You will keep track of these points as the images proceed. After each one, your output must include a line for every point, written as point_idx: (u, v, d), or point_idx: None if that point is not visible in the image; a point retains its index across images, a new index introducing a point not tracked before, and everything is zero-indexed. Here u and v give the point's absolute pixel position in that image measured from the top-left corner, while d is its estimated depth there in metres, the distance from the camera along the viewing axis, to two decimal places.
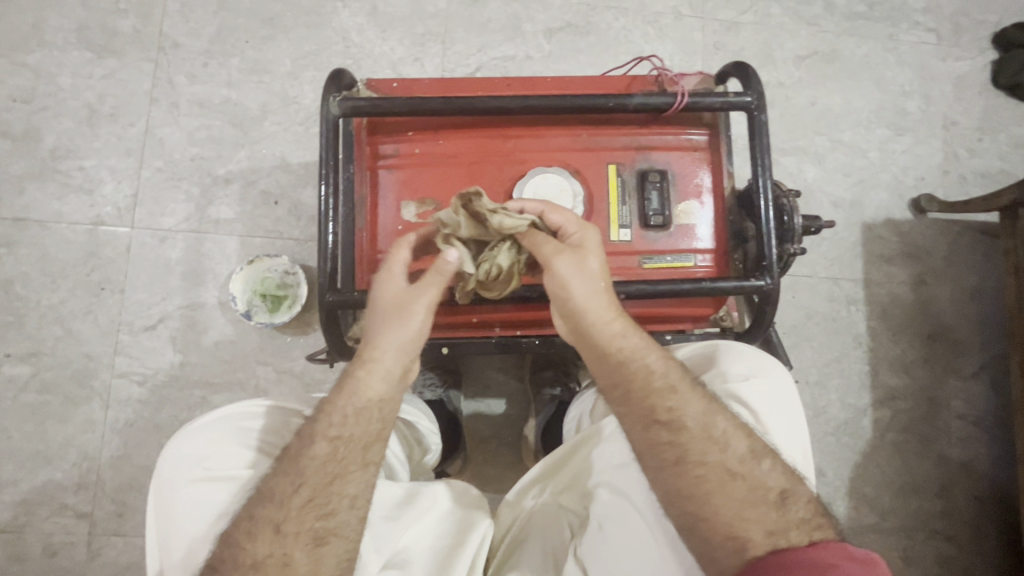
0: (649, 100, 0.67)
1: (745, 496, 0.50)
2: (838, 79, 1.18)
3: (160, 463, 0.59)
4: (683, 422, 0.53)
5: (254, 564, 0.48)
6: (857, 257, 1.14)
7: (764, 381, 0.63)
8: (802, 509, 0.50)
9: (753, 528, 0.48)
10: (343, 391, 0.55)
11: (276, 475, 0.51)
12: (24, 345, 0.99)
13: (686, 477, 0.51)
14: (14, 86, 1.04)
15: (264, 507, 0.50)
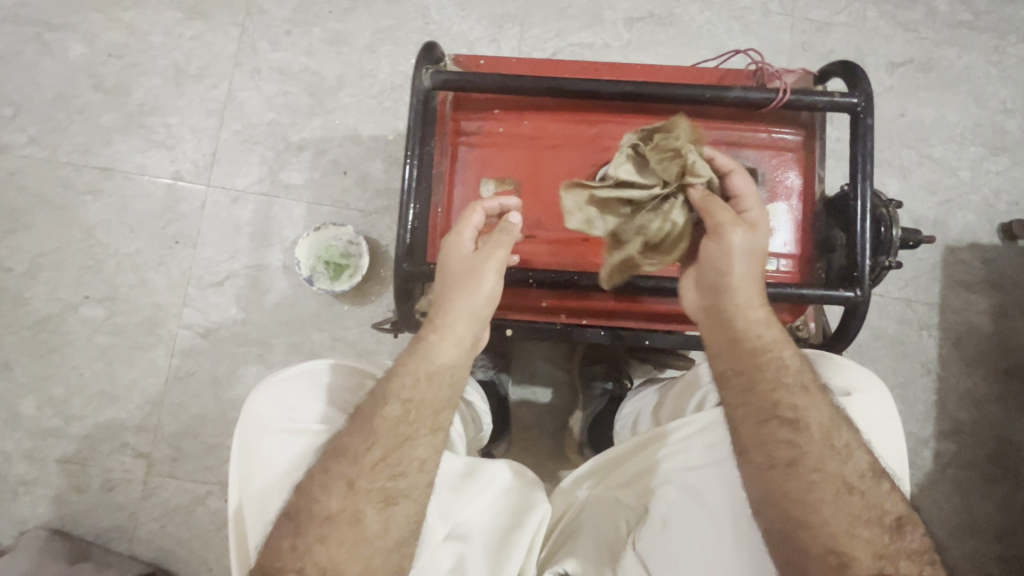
0: (748, 94, 0.64)
1: (857, 516, 0.48)
2: (933, 91, 1.11)
3: (245, 412, 0.63)
4: (809, 424, 0.51)
5: (325, 518, 0.49)
6: (935, 280, 1.08)
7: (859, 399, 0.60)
8: (911, 541, 0.48)
9: (860, 546, 0.47)
10: (414, 355, 0.55)
11: (351, 434, 0.52)
12: (101, 289, 1.04)
13: (799, 481, 0.49)
14: (110, 41, 1.09)
15: (338, 463, 0.51)
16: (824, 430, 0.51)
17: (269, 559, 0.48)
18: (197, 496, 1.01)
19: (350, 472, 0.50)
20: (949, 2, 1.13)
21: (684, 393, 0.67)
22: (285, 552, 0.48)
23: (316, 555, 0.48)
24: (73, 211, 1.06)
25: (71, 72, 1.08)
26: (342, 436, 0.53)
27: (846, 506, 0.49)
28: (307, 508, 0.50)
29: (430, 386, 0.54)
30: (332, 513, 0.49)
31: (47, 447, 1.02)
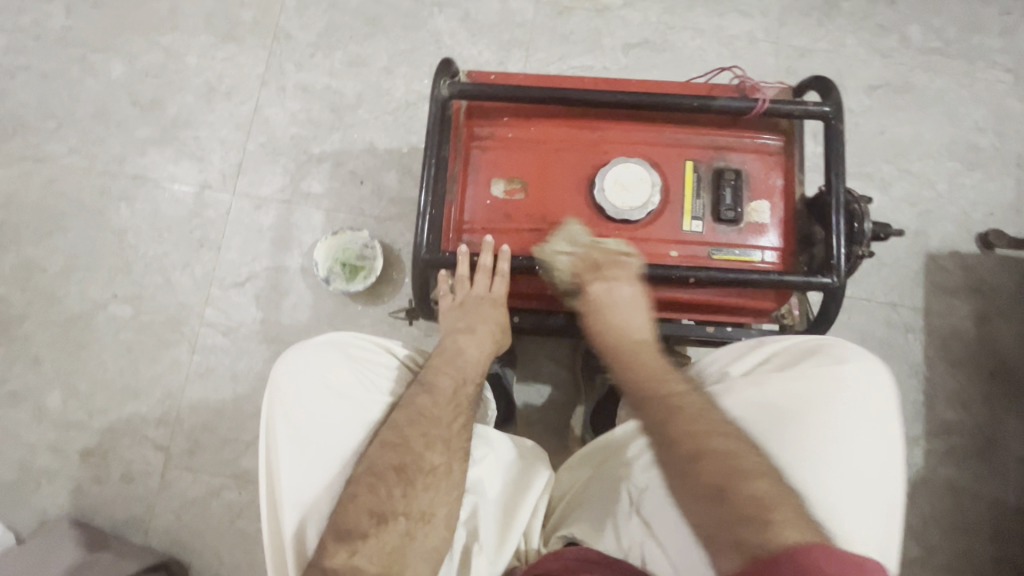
0: (731, 103, 0.72)
1: (714, 504, 0.52)
2: (909, 111, 1.20)
3: (275, 381, 0.67)
4: (675, 433, 0.58)
5: (429, 469, 0.61)
6: (918, 286, 1.14)
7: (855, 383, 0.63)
8: (791, 531, 0.47)
9: (716, 535, 0.50)
10: (447, 354, 0.71)
11: (435, 403, 0.65)
12: (130, 289, 1.10)
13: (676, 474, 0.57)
14: (149, 61, 1.18)
15: (434, 428, 0.63)
16: (689, 433, 0.57)
17: (376, 501, 0.58)
18: (212, 489, 1.04)
19: (446, 435, 0.64)
20: (921, 31, 1.22)
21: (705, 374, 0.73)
22: (389, 496, 0.59)
23: (415, 499, 0.60)
24: (107, 216, 1.13)
25: (112, 90, 1.17)
26: (426, 405, 0.65)
27: (710, 499, 0.52)
28: (411, 462, 0.61)
29: (467, 378, 0.70)
30: (432, 466, 0.61)
31: (70, 439, 1.06)
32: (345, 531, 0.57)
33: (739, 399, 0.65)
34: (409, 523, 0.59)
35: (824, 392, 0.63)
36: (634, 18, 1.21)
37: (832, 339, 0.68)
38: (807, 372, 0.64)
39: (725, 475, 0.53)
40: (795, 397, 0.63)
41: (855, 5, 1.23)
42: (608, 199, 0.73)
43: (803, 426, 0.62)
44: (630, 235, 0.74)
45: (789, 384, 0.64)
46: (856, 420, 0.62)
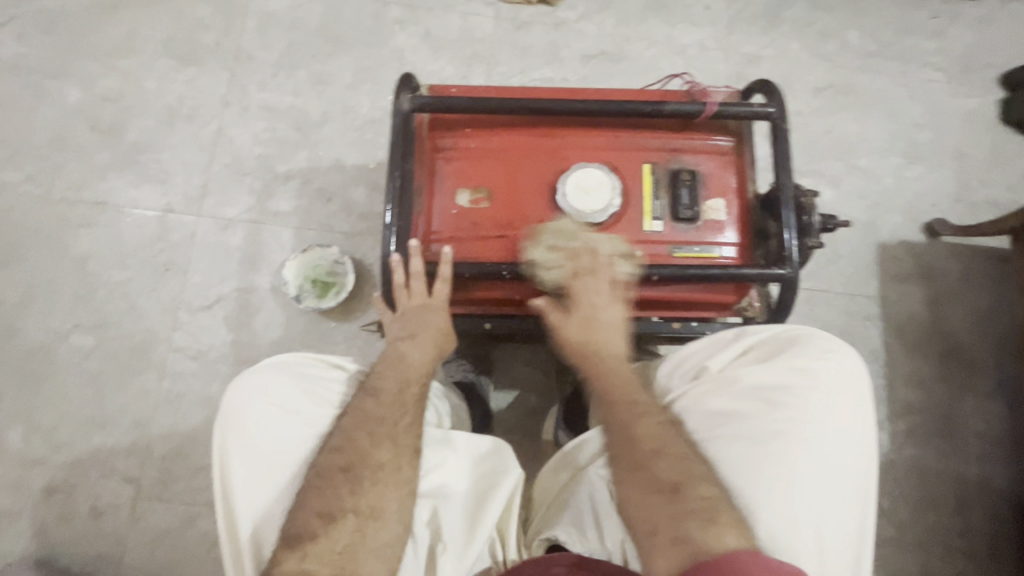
0: (682, 107, 0.75)
1: (668, 501, 0.58)
2: (853, 110, 1.26)
3: (230, 402, 0.66)
4: (636, 432, 0.62)
5: (376, 467, 0.62)
6: (873, 275, 1.20)
7: (830, 363, 0.67)
8: (728, 536, 0.55)
9: (663, 528, 0.57)
10: (391, 362, 0.70)
11: (380, 403, 0.65)
12: (93, 317, 1.08)
13: (640, 480, 0.60)
14: (107, 86, 1.17)
15: (379, 427, 0.64)
16: (658, 439, 0.62)
17: (324, 502, 0.59)
18: (186, 518, 1.01)
19: (389, 431, 0.64)
20: (859, 36, 1.30)
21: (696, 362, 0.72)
22: (337, 497, 0.60)
23: (362, 497, 0.60)
24: (67, 244, 1.10)
25: (69, 116, 1.15)
26: (371, 408, 0.65)
27: (666, 497, 0.58)
28: (358, 463, 0.61)
29: (412, 383, 0.69)
30: (378, 464, 0.62)
31: (32, 476, 1.02)
32: (293, 536, 0.58)
33: (725, 396, 0.67)
34: (356, 522, 0.59)
35: (804, 386, 0.65)
36: (591, 30, 1.25)
37: (803, 329, 0.71)
38: (784, 368, 0.67)
39: (680, 478, 0.59)
40: (775, 392, 0.65)
41: (798, 13, 1.30)
42: (571, 203, 0.75)
43: (784, 417, 0.64)
44: (594, 237, 0.76)
45: (769, 380, 0.66)
46: (831, 409, 0.65)
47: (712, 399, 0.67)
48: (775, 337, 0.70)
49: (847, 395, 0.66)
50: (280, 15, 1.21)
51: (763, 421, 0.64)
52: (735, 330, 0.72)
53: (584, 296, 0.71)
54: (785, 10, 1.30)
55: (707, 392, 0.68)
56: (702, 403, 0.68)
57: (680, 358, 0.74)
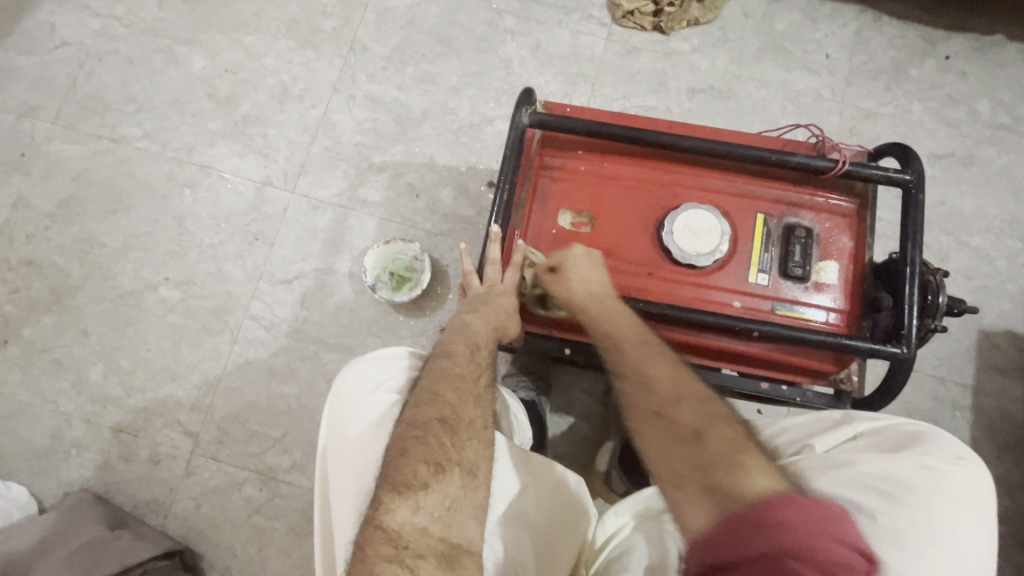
0: (810, 161, 0.71)
1: (685, 449, 0.51)
2: (972, 183, 1.18)
3: (335, 395, 0.68)
4: (649, 378, 0.58)
5: (468, 422, 0.62)
6: (970, 361, 1.11)
7: (963, 470, 0.61)
8: (760, 478, 0.45)
9: (687, 476, 0.48)
10: (459, 333, 0.69)
11: (457, 363, 0.66)
12: (182, 273, 1.13)
13: (658, 443, 0.53)
14: (229, 59, 1.23)
15: (462, 384, 0.64)
16: (672, 383, 0.57)
17: (428, 451, 0.57)
18: (234, 481, 1.04)
19: (471, 388, 0.64)
20: (990, 105, 1.21)
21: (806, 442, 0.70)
22: (440, 448, 0.58)
23: (462, 451, 0.60)
24: (170, 201, 1.16)
25: (191, 82, 1.22)
26: (449, 366, 0.65)
27: (685, 445, 0.51)
28: (451, 416, 0.61)
29: (484, 350, 0.69)
30: (468, 419, 0.62)
31: (104, 414, 1.08)
32: (400, 482, 0.54)
33: (836, 476, 0.63)
34: (462, 482, 0.58)
35: (932, 485, 0.59)
36: (702, 64, 1.23)
37: (927, 427, 0.66)
38: (914, 461, 0.61)
39: (700, 423, 0.52)
40: (898, 481, 0.60)
41: (925, 73, 1.23)
42: (676, 242, 0.73)
43: (912, 513, 0.58)
44: (694, 280, 0.74)
45: (892, 469, 0.61)
46: (965, 518, 0.58)
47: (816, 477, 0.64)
48: (899, 430, 0.66)
49: (974, 510, 0.59)
50: (398, 12, 1.25)
51: (889, 513, 0.58)
52: (842, 413, 0.71)
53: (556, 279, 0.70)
54: (911, 68, 1.23)
55: (813, 468, 0.65)
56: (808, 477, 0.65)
57: (789, 431, 0.73)
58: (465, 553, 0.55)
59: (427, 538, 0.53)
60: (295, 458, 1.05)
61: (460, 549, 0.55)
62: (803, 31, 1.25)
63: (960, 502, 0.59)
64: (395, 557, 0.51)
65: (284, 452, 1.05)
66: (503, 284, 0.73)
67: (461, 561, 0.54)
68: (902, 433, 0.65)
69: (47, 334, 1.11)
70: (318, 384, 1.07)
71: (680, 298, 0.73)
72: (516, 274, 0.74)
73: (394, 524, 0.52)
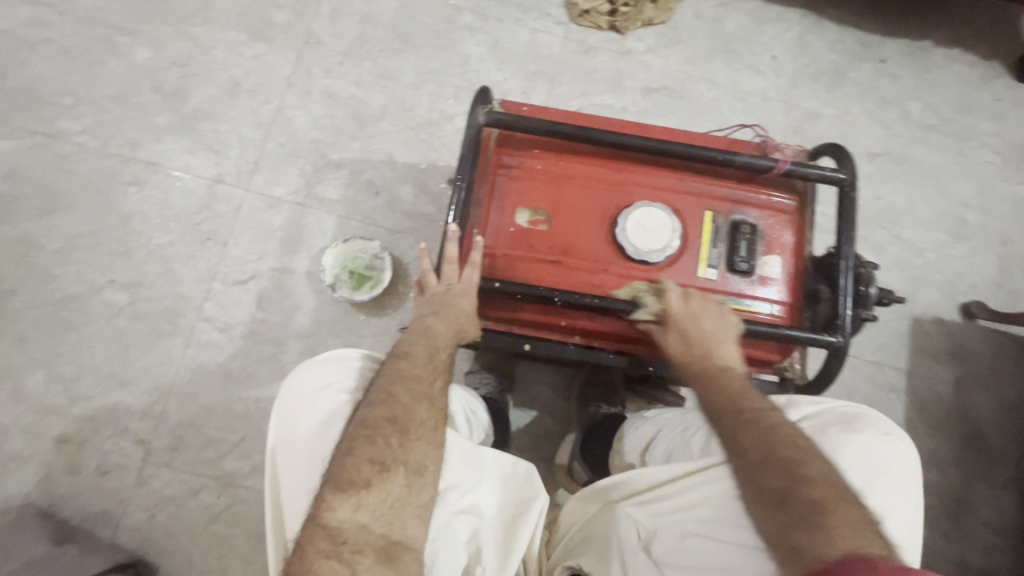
0: (754, 161, 0.75)
1: (777, 511, 0.55)
2: (904, 180, 1.26)
3: (285, 392, 0.68)
4: (737, 446, 0.60)
5: (420, 424, 0.62)
6: (903, 347, 1.19)
7: (891, 447, 0.66)
8: (842, 537, 0.50)
9: (779, 543, 0.54)
10: (416, 334, 0.71)
11: (414, 365, 0.67)
12: (130, 275, 1.08)
13: (760, 496, 0.57)
14: (176, 51, 1.18)
15: (416, 386, 0.65)
16: (761, 443, 0.59)
17: (377, 451, 0.58)
18: (190, 489, 1.01)
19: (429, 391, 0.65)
20: (921, 107, 1.30)
21: None
22: (388, 447, 0.59)
23: (410, 450, 0.60)
24: (115, 200, 1.11)
25: (135, 74, 1.17)
26: (404, 367, 0.66)
27: (774, 506, 0.55)
28: (402, 416, 0.61)
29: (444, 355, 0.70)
30: (420, 420, 0.62)
31: (46, 424, 1.02)
32: (343, 480, 0.56)
33: None
34: (409, 480, 0.58)
35: (861, 463, 0.64)
36: (657, 64, 1.26)
37: (865, 407, 0.69)
38: (847, 441, 0.65)
39: (783, 483, 0.56)
40: (828, 461, 0.64)
41: (863, 76, 1.30)
42: (629, 239, 0.75)
43: None
44: (646, 276, 0.76)
45: (823, 450, 0.65)
46: (889, 489, 0.64)
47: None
48: (838, 413, 0.69)
49: (899, 483, 0.65)
50: (354, 6, 1.23)
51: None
52: (787, 398, 0.74)
53: (694, 316, 0.71)
54: (850, 71, 1.30)
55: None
56: None
57: None
58: (406, 552, 0.55)
59: (367, 535, 0.55)
60: (254, 462, 1.03)
61: (400, 547, 0.56)
62: (752, 33, 1.30)
63: (885, 477, 0.64)
64: (335, 555, 0.53)
65: (243, 457, 1.03)
66: (459, 284, 0.73)
67: (401, 559, 0.55)
68: (841, 415, 0.68)
69: None
70: (277, 385, 1.05)
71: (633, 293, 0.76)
72: (475, 271, 0.72)
73: (334, 523, 0.54)
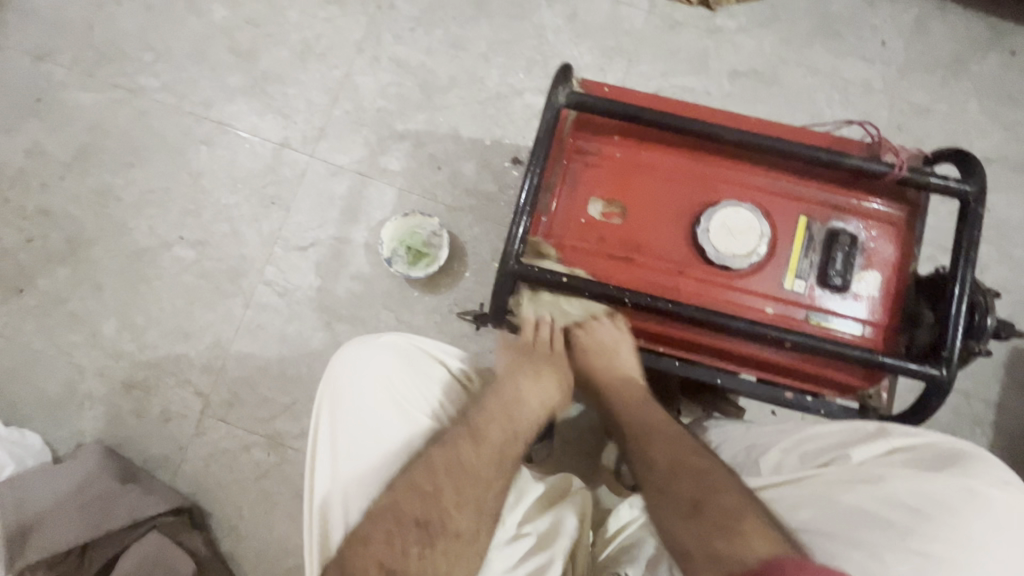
0: (864, 164, 0.67)
1: (692, 519, 0.59)
2: (1022, 192, 1.12)
3: (329, 375, 0.71)
4: (653, 458, 0.66)
5: (452, 507, 0.61)
6: (997, 378, 1.07)
7: (1006, 498, 0.60)
8: (756, 542, 0.53)
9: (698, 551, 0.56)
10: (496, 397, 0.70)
11: (479, 454, 0.65)
12: (197, 234, 1.11)
13: (680, 525, 0.59)
14: (251, 10, 1.18)
15: (473, 478, 0.63)
16: (670, 469, 0.64)
17: (392, 526, 0.59)
18: (244, 444, 1.05)
19: (511, 419, 0.69)
20: None
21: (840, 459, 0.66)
22: (414, 534, 0.59)
23: (438, 542, 0.59)
24: (187, 158, 1.14)
25: (211, 33, 1.17)
26: (470, 451, 0.65)
27: (689, 516, 0.59)
28: (435, 511, 0.61)
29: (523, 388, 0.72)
30: (462, 519, 0.61)
31: (117, 368, 1.08)
32: (364, 558, 0.57)
33: (864, 491, 0.62)
34: (460, 526, 0.61)
35: (972, 508, 0.58)
36: (748, 46, 1.15)
37: (969, 446, 0.65)
38: (957, 483, 0.60)
39: (697, 495, 0.60)
40: (932, 501, 0.59)
41: (987, 69, 1.15)
42: (711, 241, 0.69)
43: (945, 533, 0.57)
44: (725, 282, 0.70)
45: (928, 490, 0.60)
46: (1007, 547, 0.57)
47: (846, 492, 0.62)
48: (938, 452, 0.64)
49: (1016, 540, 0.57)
50: None
51: (920, 531, 0.57)
52: (877, 425, 0.69)
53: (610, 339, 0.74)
54: (973, 62, 1.15)
55: (841, 481, 0.64)
56: (829, 492, 0.63)
57: (810, 435, 0.70)
58: None
59: None
60: (304, 425, 1.05)
61: None
62: (860, 15, 1.16)
63: (1000, 532, 0.58)
64: None
65: (293, 420, 1.05)
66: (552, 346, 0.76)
67: None
68: (943, 455, 0.64)
69: (61, 286, 1.10)
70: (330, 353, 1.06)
71: (711, 299, 0.70)
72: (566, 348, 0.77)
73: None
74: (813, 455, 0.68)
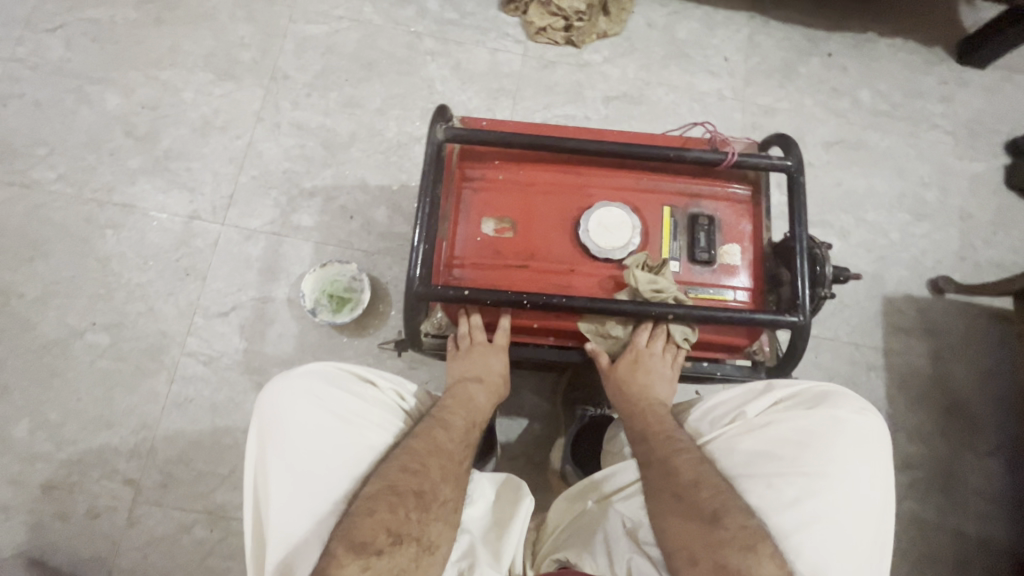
0: (703, 155, 0.78)
1: (706, 531, 0.61)
2: (861, 165, 1.31)
3: (259, 427, 0.70)
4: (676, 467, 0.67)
5: (440, 501, 0.65)
6: (878, 326, 1.21)
7: (862, 418, 0.70)
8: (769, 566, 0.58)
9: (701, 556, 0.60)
10: (456, 401, 0.78)
11: (450, 437, 0.72)
12: (110, 316, 1.09)
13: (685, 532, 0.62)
14: (146, 95, 1.21)
15: (445, 460, 0.69)
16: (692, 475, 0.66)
17: (389, 519, 0.61)
18: (183, 525, 1.01)
19: (471, 415, 0.78)
20: (871, 95, 1.35)
21: (743, 424, 0.72)
22: (404, 518, 0.62)
23: (425, 527, 0.63)
24: (92, 244, 1.13)
25: (106, 120, 1.19)
26: (443, 438, 0.71)
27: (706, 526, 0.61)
28: (427, 491, 0.65)
29: (472, 389, 0.79)
30: (442, 498, 0.66)
31: (33, 471, 1.02)
32: (358, 542, 0.58)
33: (756, 439, 0.69)
34: (448, 495, 0.67)
35: (837, 433, 0.68)
36: (615, 74, 1.31)
37: (835, 387, 0.74)
38: (826, 414, 0.69)
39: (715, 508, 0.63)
40: (809, 433, 0.68)
41: (813, 70, 1.35)
42: (593, 239, 0.78)
43: (821, 458, 0.66)
44: (612, 273, 0.79)
45: (804, 424, 0.69)
46: (866, 452, 0.68)
47: (743, 441, 0.70)
48: (812, 390, 0.74)
49: (871, 448, 0.68)
50: (317, 39, 1.27)
51: (803, 458, 0.66)
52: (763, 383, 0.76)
53: (649, 369, 0.78)
54: (800, 66, 1.35)
55: (740, 434, 0.71)
56: (728, 444, 0.70)
57: (711, 403, 0.76)
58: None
59: None
60: None
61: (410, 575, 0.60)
62: (702, 37, 1.35)
63: (861, 443, 0.68)
64: None
65: (234, 488, 1.02)
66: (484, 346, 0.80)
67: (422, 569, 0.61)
68: (815, 392, 0.73)
69: None
70: None
71: (603, 289, 0.78)
72: (500, 359, 0.80)
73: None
74: (710, 416, 0.75)
